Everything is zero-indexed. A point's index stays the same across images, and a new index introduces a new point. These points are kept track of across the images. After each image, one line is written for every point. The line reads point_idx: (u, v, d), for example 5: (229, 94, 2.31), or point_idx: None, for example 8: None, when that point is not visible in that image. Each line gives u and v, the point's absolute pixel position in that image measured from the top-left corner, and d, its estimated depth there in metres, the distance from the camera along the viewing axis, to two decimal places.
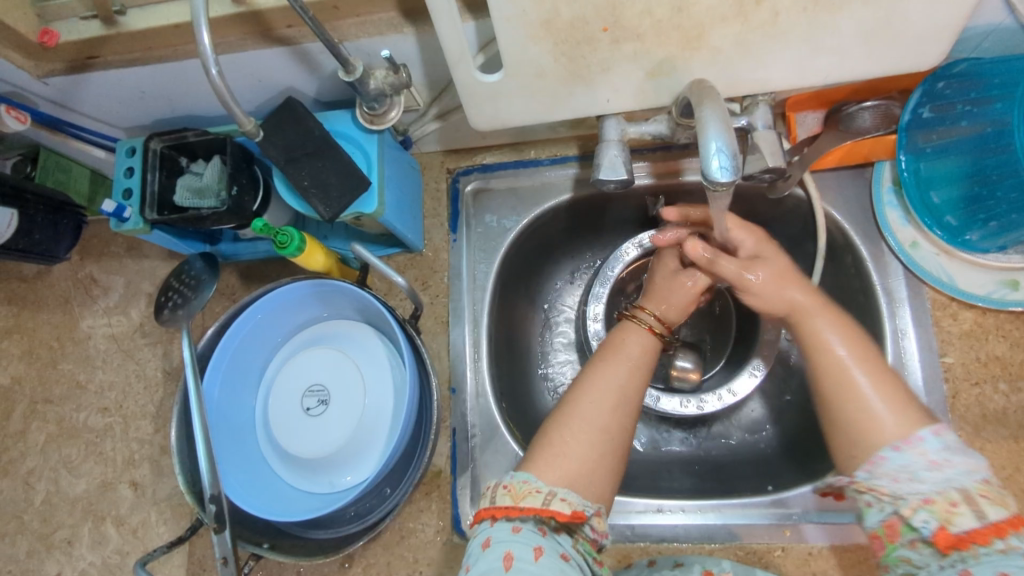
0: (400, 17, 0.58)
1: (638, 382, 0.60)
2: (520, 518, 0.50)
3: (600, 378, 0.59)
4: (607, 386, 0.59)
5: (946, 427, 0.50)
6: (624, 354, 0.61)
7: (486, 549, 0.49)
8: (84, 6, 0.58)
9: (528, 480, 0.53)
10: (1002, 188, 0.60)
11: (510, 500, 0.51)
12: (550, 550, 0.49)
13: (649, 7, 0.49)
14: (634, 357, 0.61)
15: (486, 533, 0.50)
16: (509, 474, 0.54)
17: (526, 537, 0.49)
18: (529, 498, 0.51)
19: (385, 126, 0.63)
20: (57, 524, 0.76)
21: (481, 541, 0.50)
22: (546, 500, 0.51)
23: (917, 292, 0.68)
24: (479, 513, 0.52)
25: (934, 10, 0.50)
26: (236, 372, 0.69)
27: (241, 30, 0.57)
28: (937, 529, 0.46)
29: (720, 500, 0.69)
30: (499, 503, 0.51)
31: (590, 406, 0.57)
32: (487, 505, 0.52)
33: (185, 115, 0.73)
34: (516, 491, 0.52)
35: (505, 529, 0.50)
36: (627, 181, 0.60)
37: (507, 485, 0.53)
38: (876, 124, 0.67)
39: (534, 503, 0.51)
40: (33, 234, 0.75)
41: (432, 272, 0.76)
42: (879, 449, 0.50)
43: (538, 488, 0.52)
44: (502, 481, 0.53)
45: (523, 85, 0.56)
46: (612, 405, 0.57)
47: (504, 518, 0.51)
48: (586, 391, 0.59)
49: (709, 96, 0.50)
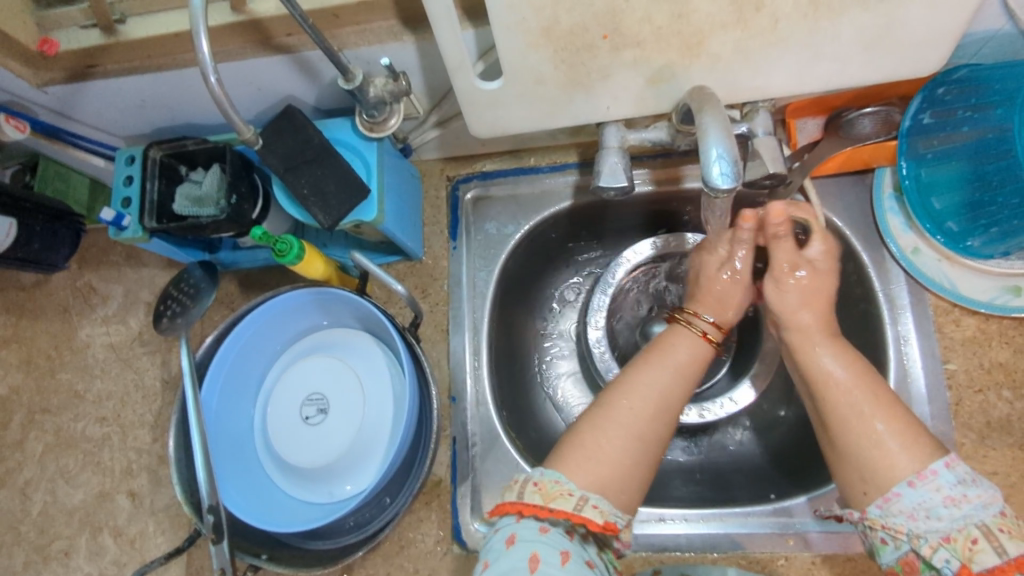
0: (400, 25, 0.57)
1: (680, 389, 0.58)
2: (549, 519, 0.50)
3: (642, 382, 0.58)
4: (651, 392, 0.57)
5: (958, 457, 0.48)
6: (670, 359, 0.60)
7: (510, 547, 0.49)
8: (85, 15, 0.58)
9: (560, 480, 0.52)
10: (1005, 194, 0.60)
11: (541, 500, 0.51)
12: (575, 556, 0.49)
13: (649, 14, 0.49)
14: (680, 361, 0.60)
15: (512, 530, 0.50)
16: (538, 470, 0.53)
17: (553, 539, 0.49)
18: (560, 500, 0.51)
19: (385, 133, 0.62)
20: (54, 535, 0.75)
21: (507, 538, 0.50)
22: (578, 504, 0.51)
23: (918, 298, 0.68)
24: (504, 507, 0.52)
25: (933, 15, 0.50)
26: (235, 382, 0.68)
27: (241, 38, 0.57)
28: (959, 568, 0.45)
29: (723, 509, 0.68)
30: (527, 501, 0.51)
31: (630, 408, 0.56)
32: (512, 500, 0.51)
33: (184, 123, 0.73)
34: (547, 491, 0.51)
35: (532, 528, 0.50)
36: (628, 189, 0.60)
37: (537, 483, 0.52)
38: (876, 131, 0.67)
39: (564, 506, 0.50)
40: (32, 243, 0.75)
41: (432, 279, 0.76)
42: (893, 486, 0.49)
43: (570, 491, 0.51)
44: (531, 478, 0.52)
45: (523, 92, 0.56)
46: (651, 412, 0.56)
47: (532, 517, 0.50)
48: (624, 393, 0.57)
49: (709, 103, 0.50)
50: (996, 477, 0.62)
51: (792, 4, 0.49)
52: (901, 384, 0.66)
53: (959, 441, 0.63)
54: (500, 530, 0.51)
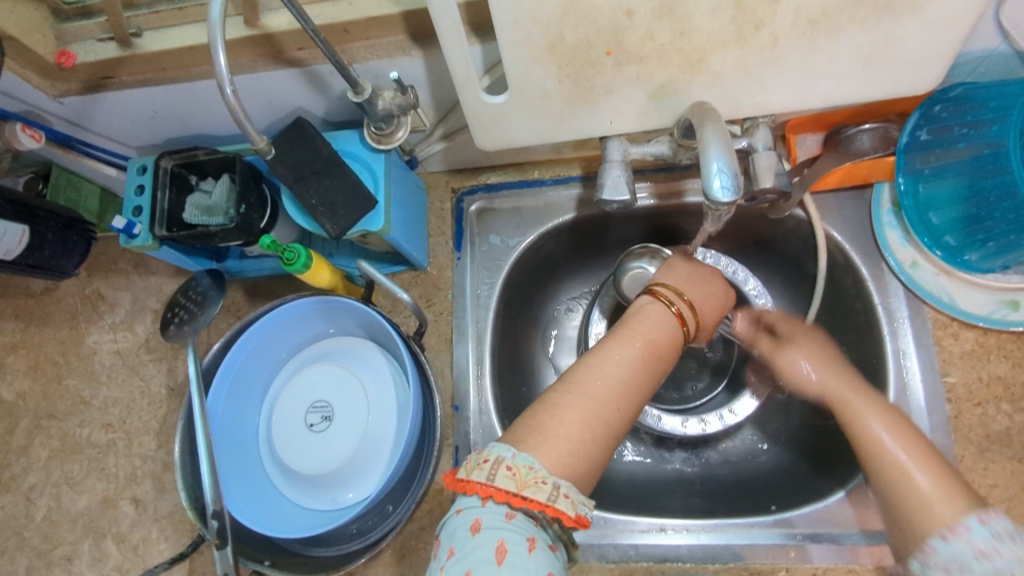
0: (408, 40, 0.59)
1: (644, 371, 0.57)
2: (519, 506, 0.46)
3: (614, 360, 0.56)
4: (621, 377, 0.55)
5: (995, 514, 0.45)
6: (637, 336, 0.58)
7: (474, 535, 0.45)
8: (102, 29, 0.60)
9: (535, 466, 0.47)
10: (1000, 210, 0.60)
11: (514, 485, 0.46)
12: (541, 543, 0.46)
13: (651, 32, 0.51)
14: (651, 341, 0.58)
15: (475, 514, 0.46)
16: (511, 449, 0.48)
17: (520, 526, 0.46)
18: (533, 489, 0.46)
19: (393, 146, 0.64)
20: (57, 540, 0.76)
21: (470, 524, 0.46)
22: (552, 496, 0.46)
23: (918, 312, 0.69)
24: (468, 486, 0.47)
25: (929, 34, 0.51)
26: (242, 389, 0.69)
27: (254, 52, 0.59)
28: None
29: (724, 519, 0.68)
30: (500, 486, 0.46)
31: (601, 387, 0.54)
32: (480, 481, 0.47)
33: (196, 134, 0.75)
34: (521, 477, 0.47)
35: (498, 513, 0.46)
36: (629, 202, 0.61)
37: (511, 467, 0.47)
38: (875, 146, 0.68)
39: (539, 496, 0.46)
40: (44, 249, 0.75)
41: (436, 290, 0.77)
42: (929, 540, 0.47)
43: (544, 479, 0.47)
44: (504, 459, 0.48)
45: (528, 106, 0.58)
46: (617, 389, 0.54)
47: (502, 501, 0.46)
48: (591, 375, 0.55)
49: (709, 118, 0.51)
50: (996, 490, 0.63)
51: (792, 23, 0.50)
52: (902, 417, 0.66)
53: (959, 453, 0.64)
54: (462, 511, 0.47)
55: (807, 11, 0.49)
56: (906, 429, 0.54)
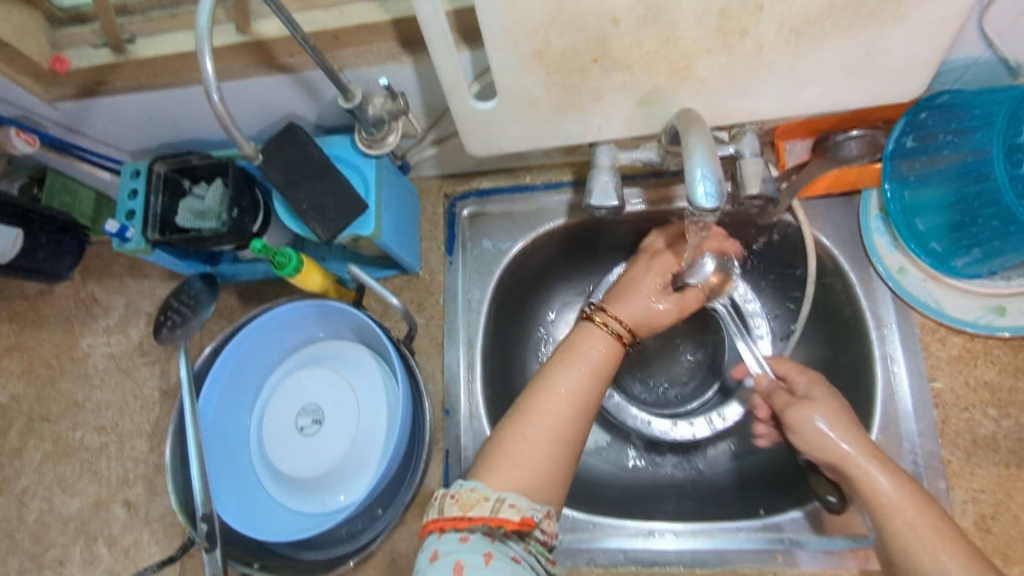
0: (399, 47, 0.60)
1: (588, 391, 0.60)
2: (469, 528, 0.51)
3: (554, 384, 0.59)
4: (568, 394, 0.59)
5: None
6: (581, 359, 0.61)
7: (434, 562, 0.49)
8: (96, 35, 0.61)
9: (477, 488, 0.53)
10: (984, 216, 0.60)
11: (459, 510, 0.51)
12: (500, 555, 0.49)
13: (637, 40, 0.51)
14: (590, 361, 0.61)
15: (433, 546, 0.50)
16: (456, 482, 0.54)
17: (474, 545, 0.49)
18: (477, 506, 0.51)
19: (383, 151, 0.64)
20: (49, 543, 0.76)
21: (430, 555, 0.50)
22: (495, 507, 0.51)
23: (905, 317, 0.69)
24: (427, 526, 0.52)
25: (912, 43, 0.51)
26: (232, 393, 0.69)
27: (246, 58, 0.60)
28: None
29: (712, 524, 0.69)
30: (447, 515, 0.51)
31: (544, 413, 0.58)
32: (432, 517, 0.52)
33: (189, 139, 0.75)
34: (465, 500, 0.52)
35: (453, 538, 0.50)
36: (618, 208, 0.62)
37: (455, 495, 0.52)
38: (863, 154, 0.66)
39: (482, 512, 0.51)
40: (37, 252, 0.76)
41: (428, 294, 0.77)
42: None
43: (486, 496, 0.52)
44: (450, 491, 0.53)
45: (517, 113, 0.58)
46: (564, 408, 0.58)
47: (451, 529, 0.51)
48: (539, 396, 0.59)
49: (695, 125, 0.51)
50: (982, 495, 0.63)
51: (776, 31, 0.50)
52: (890, 422, 0.67)
53: (946, 459, 0.64)
54: (425, 549, 0.51)
55: (791, 20, 0.50)
56: (906, 481, 0.55)
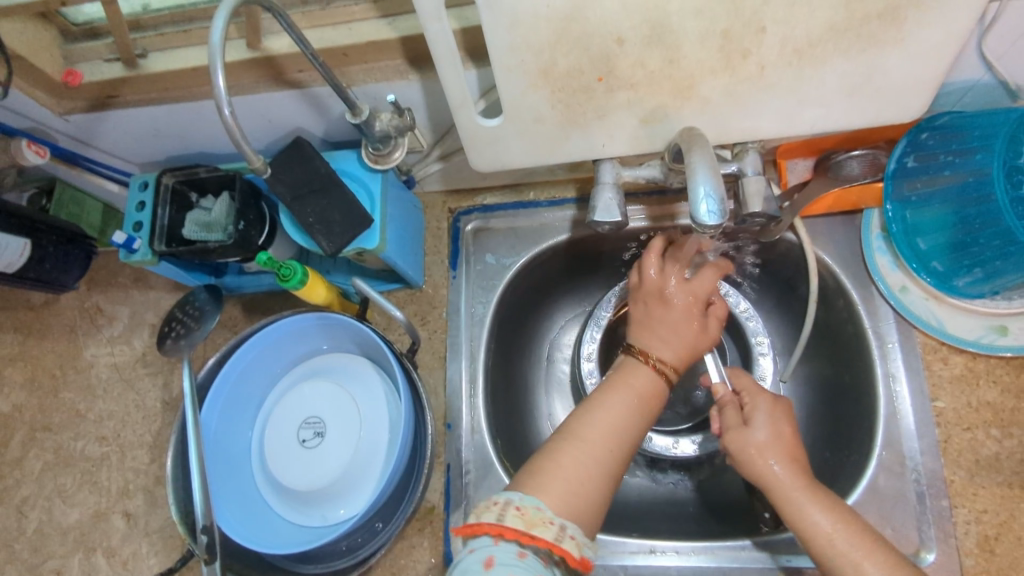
0: (406, 64, 0.61)
1: (638, 417, 0.61)
2: (529, 545, 0.49)
3: (604, 411, 0.61)
4: (617, 411, 0.61)
5: None
6: (630, 388, 0.63)
7: (487, 570, 0.47)
8: (110, 50, 0.62)
9: (541, 507, 0.52)
10: (986, 236, 0.61)
11: (522, 525, 0.50)
12: None
13: (641, 59, 0.52)
14: (638, 388, 0.63)
15: (489, 551, 0.48)
16: (517, 495, 0.53)
17: (529, 565, 0.48)
18: (541, 527, 0.50)
19: (389, 165, 0.65)
20: (47, 554, 0.75)
21: (484, 560, 0.48)
22: (558, 535, 0.50)
23: (907, 335, 0.69)
24: (478, 528, 0.50)
25: (911, 65, 0.52)
26: (235, 404, 0.70)
27: (256, 73, 0.61)
28: None
29: (714, 542, 0.68)
30: (510, 524, 0.50)
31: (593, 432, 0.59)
32: (491, 521, 0.50)
33: (198, 152, 0.76)
34: (529, 516, 0.51)
35: (510, 551, 0.48)
36: (621, 223, 0.61)
37: (520, 508, 0.51)
38: (864, 173, 0.69)
39: (546, 535, 0.50)
40: (44, 263, 0.76)
41: (431, 308, 0.78)
42: None
43: (551, 519, 0.51)
44: (512, 502, 0.52)
45: (522, 130, 0.59)
46: (614, 425, 0.60)
47: (512, 540, 0.49)
48: (593, 424, 0.59)
49: (698, 144, 0.52)
50: (985, 515, 0.63)
51: (778, 52, 0.51)
52: (892, 441, 0.67)
53: (949, 478, 0.64)
54: (473, 550, 0.49)
55: (793, 41, 0.50)
56: (840, 507, 0.57)
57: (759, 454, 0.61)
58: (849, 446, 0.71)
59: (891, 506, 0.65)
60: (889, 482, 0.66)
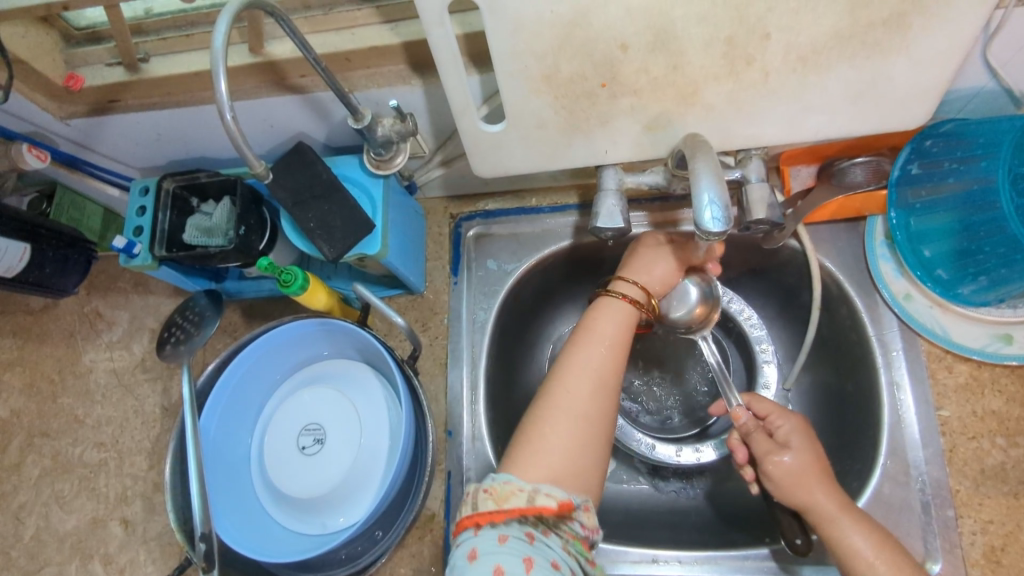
0: (408, 70, 0.60)
1: (611, 356, 0.62)
2: (505, 521, 0.50)
3: (577, 367, 0.61)
4: (587, 370, 0.61)
5: None
6: (598, 335, 0.63)
7: (472, 562, 0.48)
8: (112, 54, 0.62)
9: (510, 480, 0.53)
10: (990, 244, 0.61)
11: (494, 504, 0.51)
12: (537, 556, 0.48)
13: (645, 65, 0.52)
14: (608, 334, 0.63)
15: (472, 543, 0.49)
16: (488, 478, 0.54)
17: (512, 545, 0.48)
18: (512, 498, 0.51)
19: (391, 171, 0.64)
20: (44, 561, 0.75)
21: (469, 553, 0.49)
22: (531, 498, 0.51)
23: (911, 343, 0.69)
24: (462, 523, 0.51)
25: (917, 73, 0.52)
26: (234, 410, 0.69)
27: (257, 78, 0.60)
28: None
29: (718, 551, 0.68)
30: (482, 509, 0.51)
31: (566, 398, 0.59)
32: (467, 513, 0.51)
33: (199, 156, 0.76)
34: (499, 494, 0.52)
35: (491, 537, 0.49)
36: (624, 230, 0.61)
37: (488, 489, 0.52)
38: (868, 179, 0.69)
39: (518, 503, 0.51)
40: (44, 268, 0.75)
41: (432, 314, 0.77)
42: None
43: (520, 488, 0.52)
44: (482, 486, 0.53)
45: (525, 136, 0.59)
46: (590, 390, 0.60)
47: (489, 525, 0.50)
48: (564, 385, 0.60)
49: (702, 151, 0.52)
50: (991, 526, 0.62)
51: (782, 59, 0.51)
52: (897, 450, 0.66)
53: (954, 488, 0.64)
54: (462, 546, 0.50)
55: (797, 48, 0.50)
56: (879, 532, 0.57)
57: (791, 476, 0.61)
58: (854, 455, 0.70)
59: (897, 517, 0.64)
60: (893, 491, 0.65)
